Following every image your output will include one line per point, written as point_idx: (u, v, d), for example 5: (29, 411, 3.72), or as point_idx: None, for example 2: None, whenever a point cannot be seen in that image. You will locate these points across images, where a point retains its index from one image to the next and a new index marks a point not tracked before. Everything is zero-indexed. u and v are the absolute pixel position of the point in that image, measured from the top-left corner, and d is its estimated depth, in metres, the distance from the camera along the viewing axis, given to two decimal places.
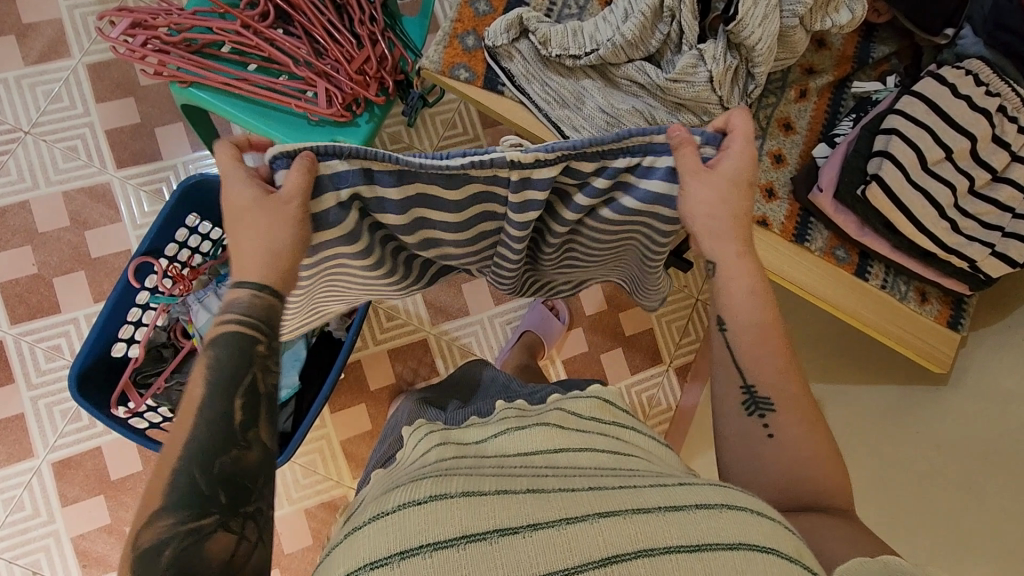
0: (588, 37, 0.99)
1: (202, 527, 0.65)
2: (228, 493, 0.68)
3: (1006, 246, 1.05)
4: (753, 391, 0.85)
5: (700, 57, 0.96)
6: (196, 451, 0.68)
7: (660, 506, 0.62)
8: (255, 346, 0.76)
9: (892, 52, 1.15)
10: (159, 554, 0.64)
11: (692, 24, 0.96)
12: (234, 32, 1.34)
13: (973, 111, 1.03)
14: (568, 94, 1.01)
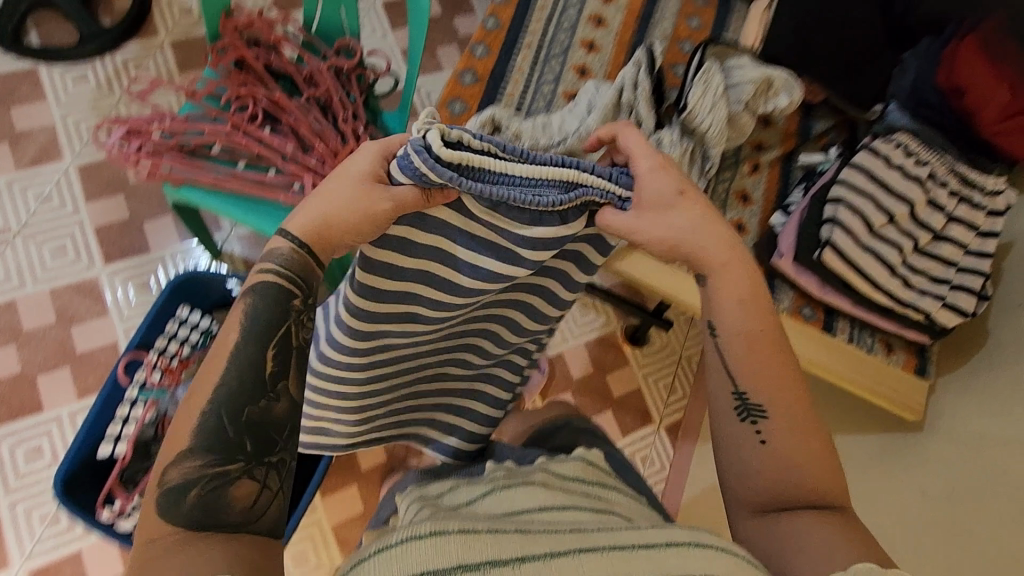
0: (556, 129, 1.10)
1: (229, 472, 0.68)
2: (255, 441, 0.70)
3: (956, 297, 1.12)
4: (744, 397, 0.83)
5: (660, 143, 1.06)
6: (225, 397, 0.70)
7: (630, 544, 0.62)
8: (291, 301, 0.78)
9: (831, 126, 1.26)
10: (184, 495, 0.65)
11: (648, 115, 1.07)
12: (225, 132, 1.42)
13: (906, 179, 1.13)
14: None
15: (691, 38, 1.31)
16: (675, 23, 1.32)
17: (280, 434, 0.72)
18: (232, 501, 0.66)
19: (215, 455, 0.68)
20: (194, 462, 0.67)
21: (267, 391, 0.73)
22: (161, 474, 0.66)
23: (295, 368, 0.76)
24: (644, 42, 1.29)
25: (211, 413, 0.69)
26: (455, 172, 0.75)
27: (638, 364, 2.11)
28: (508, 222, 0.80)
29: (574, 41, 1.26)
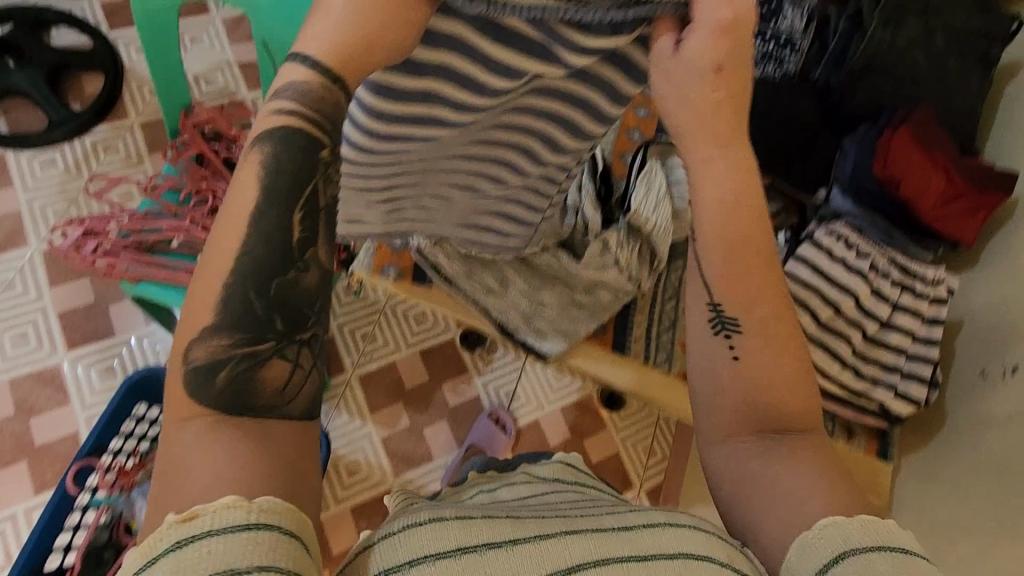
0: None
1: (260, 352, 0.62)
2: (286, 317, 0.63)
3: (907, 386, 1.13)
4: (720, 311, 0.75)
5: (607, 243, 1.07)
6: (249, 271, 0.61)
7: (612, 526, 0.64)
8: (320, 151, 0.65)
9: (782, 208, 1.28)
10: (215, 375, 0.60)
11: (594, 216, 1.10)
12: (186, 229, 1.43)
13: (849, 273, 1.16)
14: (493, 281, 1.10)
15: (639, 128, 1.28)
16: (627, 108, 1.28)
17: (310, 309, 0.65)
18: (265, 381, 0.61)
19: (245, 331, 0.61)
20: (225, 339, 0.60)
21: (294, 261, 0.64)
22: (186, 350, 0.60)
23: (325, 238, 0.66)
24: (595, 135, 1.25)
25: (235, 288, 0.61)
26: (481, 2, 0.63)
27: (616, 428, 2.08)
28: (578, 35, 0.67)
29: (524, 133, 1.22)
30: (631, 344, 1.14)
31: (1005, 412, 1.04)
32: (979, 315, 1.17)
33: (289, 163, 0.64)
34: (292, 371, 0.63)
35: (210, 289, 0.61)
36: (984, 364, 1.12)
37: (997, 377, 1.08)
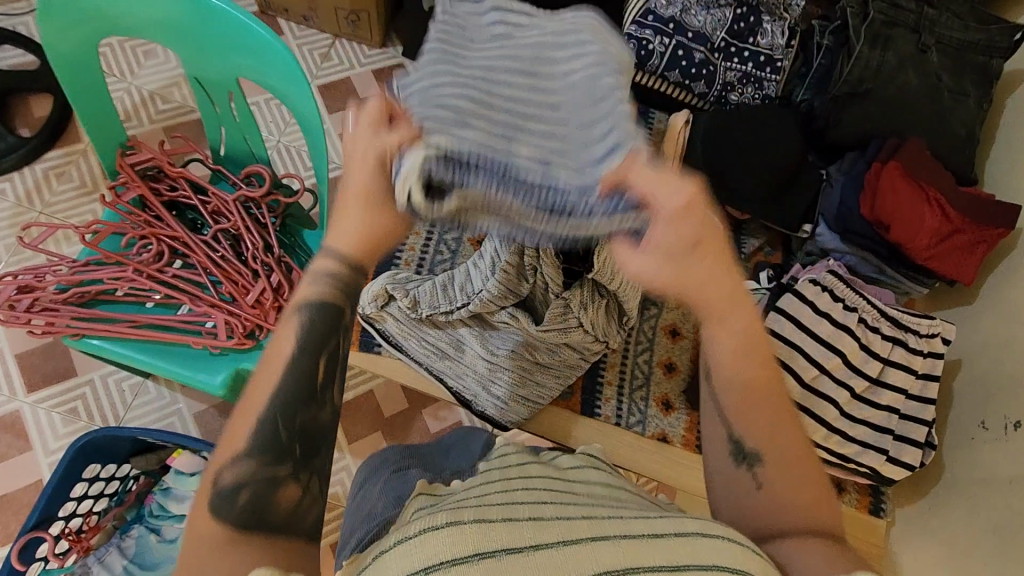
0: (457, 290, 0.99)
1: (278, 475, 0.65)
2: (305, 446, 0.68)
3: (900, 449, 0.99)
4: (739, 440, 0.70)
5: (567, 306, 0.95)
6: (280, 404, 0.67)
7: (642, 534, 0.57)
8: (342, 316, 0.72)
9: (764, 242, 1.18)
10: (235, 499, 0.63)
11: (555, 278, 0.93)
12: (129, 278, 1.34)
13: (835, 327, 1.01)
14: (447, 347, 1.03)
15: None
16: None
17: (316, 447, 0.69)
18: (279, 505, 0.64)
19: (269, 454, 0.65)
20: (250, 463, 0.65)
21: (318, 396, 0.70)
22: (216, 476, 0.64)
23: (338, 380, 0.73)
24: None
25: (268, 420, 0.66)
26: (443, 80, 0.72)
27: None
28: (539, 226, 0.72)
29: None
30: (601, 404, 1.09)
31: (1005, 466, 0.94)
32: (979, 355, 1.07)
33: (311, 330, 0.70)
34: (304, 496, 0.66)
35: (235, 436, 0.66)
36: (985, 411, 1.02)
37: (998, 426, 0.98)
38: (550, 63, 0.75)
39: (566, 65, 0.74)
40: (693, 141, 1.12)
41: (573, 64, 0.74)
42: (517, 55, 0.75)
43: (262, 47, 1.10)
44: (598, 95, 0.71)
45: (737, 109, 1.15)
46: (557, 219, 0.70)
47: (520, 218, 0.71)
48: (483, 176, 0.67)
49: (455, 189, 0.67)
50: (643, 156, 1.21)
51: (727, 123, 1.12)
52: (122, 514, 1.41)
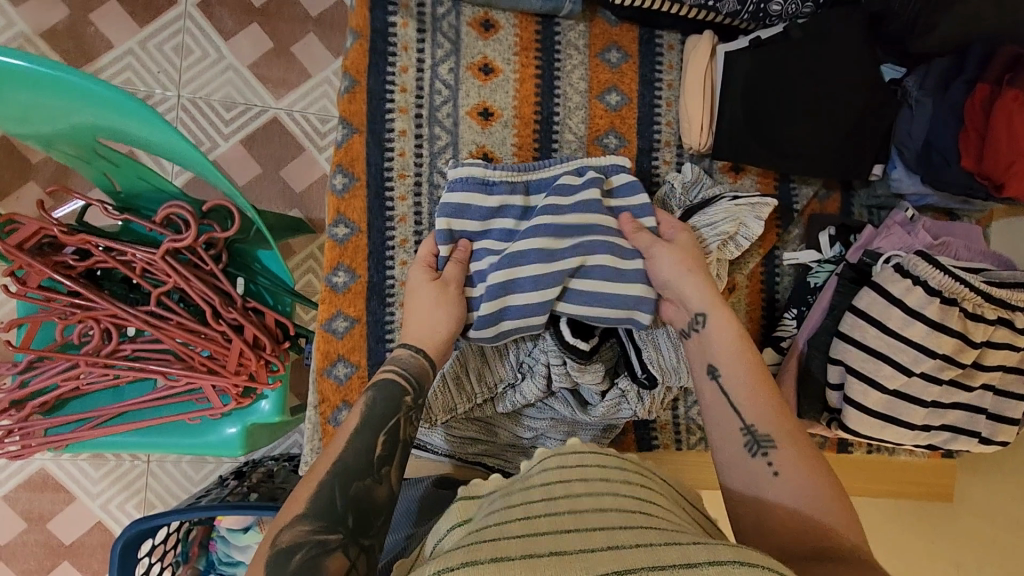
0: (511, 367, 0.82)
1: (330, 540, 0.57)
2: (359, 516, 0.60)
3: (993, 429, 0.85)
4: (754, 430, 0.66)
5: (622, 395, 0.83)
6: (340, 468, 0.62)
7: (674, 562, 0.46)
8: (404, 400, 0.69)
9: (820, 185, 0.94)
10: (289, 558, 0.55)
11: (609, 356, 0.83)
12: (82, 372, 1.14)
13: (932, 326, 0.78)
14: (476, 433, 0.85)
15: (615, 124, 0.90)
16: (587, 101, 0.89)
17: (377, 519, 0.61)
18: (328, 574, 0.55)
19: (324, 520, 0.58)
20: (306, 523, 0.57)
21: (374, 469, 0.63)
22: (273, 533, 0.57)
23: (400, 463, 0.66)
24: (554, 156, 0.88)
25: (325, 483, 0.61)
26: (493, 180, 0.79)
27: None
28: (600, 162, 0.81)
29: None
30: (658, 435, 0.93)
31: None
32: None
33: (377, 409, 0.67)
34: (353, 569, 0.56)
35: (310, 479, 0.62)
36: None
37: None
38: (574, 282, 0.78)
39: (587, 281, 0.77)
40: (726, 86, 0.83)
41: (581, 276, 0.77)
42: (523, 272, 0.76)
43: (102, 102, 0.77)
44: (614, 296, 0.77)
45: (781, 22, 0.83)
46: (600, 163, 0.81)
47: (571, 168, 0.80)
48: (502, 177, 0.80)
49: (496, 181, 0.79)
50: (657, 107, 0.90)
51: (769, 53, 0.82)
52: (194, 566, 1.41)
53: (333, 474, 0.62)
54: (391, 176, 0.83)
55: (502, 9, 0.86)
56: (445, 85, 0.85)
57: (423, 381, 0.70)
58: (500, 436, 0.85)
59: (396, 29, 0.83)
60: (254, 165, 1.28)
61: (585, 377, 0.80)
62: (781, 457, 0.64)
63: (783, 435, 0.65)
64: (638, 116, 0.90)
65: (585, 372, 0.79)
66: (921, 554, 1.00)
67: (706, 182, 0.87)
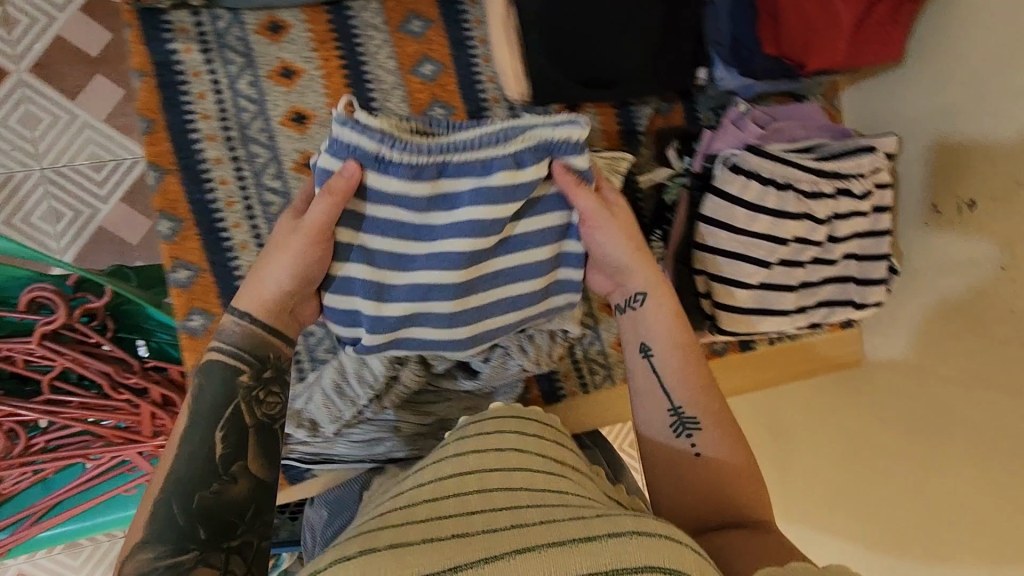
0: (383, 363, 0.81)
1: (183, 561, 0.56)
2: (210, 527, 0.58)
3: (865, 294, 0.88)
4: (680, 412, 0.69)
5: (505, 353, 0.82)
6: (175, 483, 0.59)
7: (570, 540, 0.44)
8: (238, 379, 0.65)
9: (660, 102, 0.94)
10: None
11: None
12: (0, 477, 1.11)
13: (778, 215, 0.79)
14: (377, 435, 0.83)
15: (437, 94, 0.88)
16: (402, 78, 0.87)
17: (241, 518, 0.60)
18: None
19: (169, 543, 0.56)
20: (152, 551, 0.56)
21: (220, 474, 0.61)
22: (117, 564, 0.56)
23: (255, 447, 0.64)
24: None
25: (165, 498, 0.58)
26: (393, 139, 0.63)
27: None
28: (523, 136, 0.65)
29: (297, 186, 0.83)
30: (563, 384, 0.95)
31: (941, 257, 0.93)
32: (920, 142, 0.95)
33: (209, 397, 0.64)
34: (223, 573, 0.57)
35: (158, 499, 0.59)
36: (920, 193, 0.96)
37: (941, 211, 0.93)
38: (491, 291, 0.74)
39: (493, 287, 0.73)
40: (528, 31, 0.81)
41: (498, 293, 0.74)
42: (432, 302, 0.71)
43: None
44: (516, 308, 0.75)
45: None
46: (529, 135, 0.66)
47: (490, 142, 0.65)
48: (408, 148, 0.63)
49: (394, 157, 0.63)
50: (475, 67, 0.89)
51: None
52: None
53: (170, 487, 0.59)
54: (219, 208, 0.81)
55: (287, 7, 0.82)
56: (250, 101, 0.82)
57: (259, 351, 0.66)
58: (405, 433, 0.84)
59: (179, 56, 0.79)
60: (142, 220, 1.13)
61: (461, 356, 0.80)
62: (703, 437, 0.68)
63: (709, 418, 0.69)
64: (459, 80, 0.88)
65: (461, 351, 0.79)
66: (839, 423, 1.04)
67: None
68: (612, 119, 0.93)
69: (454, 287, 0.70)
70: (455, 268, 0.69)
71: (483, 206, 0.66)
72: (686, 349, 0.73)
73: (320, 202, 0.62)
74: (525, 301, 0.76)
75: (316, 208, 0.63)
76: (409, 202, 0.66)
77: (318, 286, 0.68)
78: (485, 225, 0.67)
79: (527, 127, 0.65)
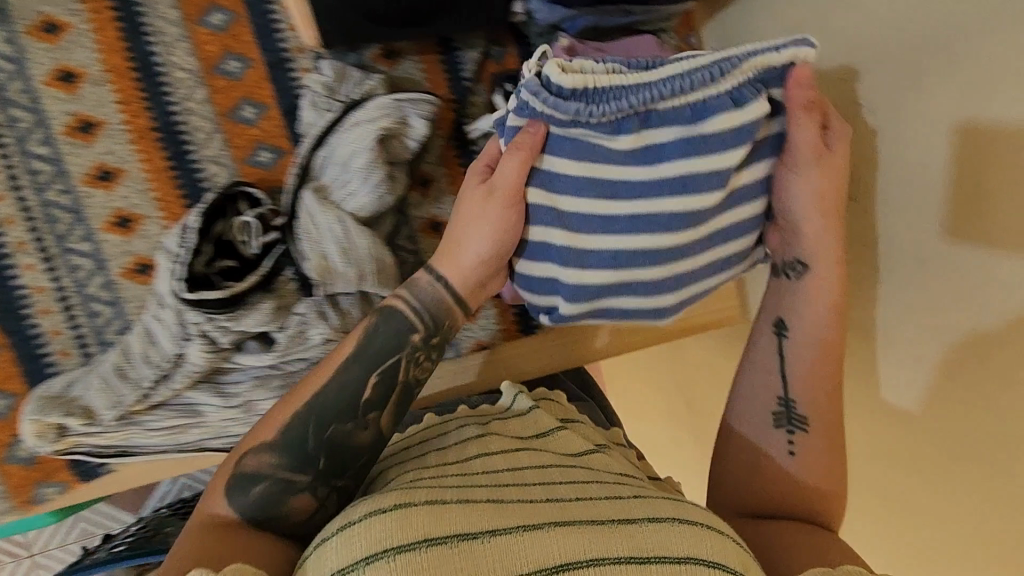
0: (165, 343, 0.73)
1: (295, 481, 0.62)
2: (330, 462, 0.63)
3: None
4: (790, 404, 0.70)
5: (302, 321, 0.74)
6: (315, 409, 0.64)
7: (612, 519, 0.51)
8: (410, 337, 0.68)
9: (487, 44, 0.87)
10: (247, 492, 0.61)
11: (282, 289, 0.75)
12: None
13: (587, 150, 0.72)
14: (180, 419, 0.77)
15: (229, 45, 0.80)
16: (186, 29, 0.78)
17: (354, 462, 0.64)
18: (289, 511, 0.60)
19: (293, 459, 0.62)
20: (274, 457, 0.62)
21: (357, 414, 0.65)
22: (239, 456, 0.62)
23: (392, 406, 0.67)
24: (171, 102, 0.78)
25: (302, 415, 0.64)
26: (582, 99, 0.62)
27: None
28: (761, 57, 0.61)
29: (69, 153, 0.76)
30: None
31: None
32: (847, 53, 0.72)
33: (378, 335, 0.68)
34: (321, 509, 0.61)
35: None
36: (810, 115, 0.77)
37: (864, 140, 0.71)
38: (692, 259, 0.70)
39: (704, 256, 0.70)
40: None
41: (703, 256, 0.70)
42: (631, 271, 0.68)
43: None
44: (695, 281, 0.72)
45: None
46: (754, 52, 0.61)
47: (692, 86, 0.61)
48: (605, 103, 0.61)
49: (598, 110, 0.62)
50: (272, 14, 0.81)
51: None
52: None
53: (313, 411, 0.65)
54: None
55: None
56: (5, 60, 0.74)
57: (437, 318, 0.70)
58: (211, 416, 0.78)
59: None
60: None
61: (244, 327, 0.71)
62: (803, 440, 0.69)
63: (818, 424, 0.69)
64: (254, 31, 0.81)
65: (240, 320, 0.71)
66: None
67: (355, 76, 0.79)
68: (438, 68, 0.87)
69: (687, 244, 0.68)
70: (659, 230, 0.66)
71: (691, 158, 0.64)
72: (829, 347, 0.71)
73: (514, 157, 0.65)
74: (722, 266, 0.74)
75: (508, 165, 0.65)
76: (619, 128, 0.63)
77: (510, 254, 0.70)
78: (688, 181, 0.64)
79: (742, 57, 0.61)
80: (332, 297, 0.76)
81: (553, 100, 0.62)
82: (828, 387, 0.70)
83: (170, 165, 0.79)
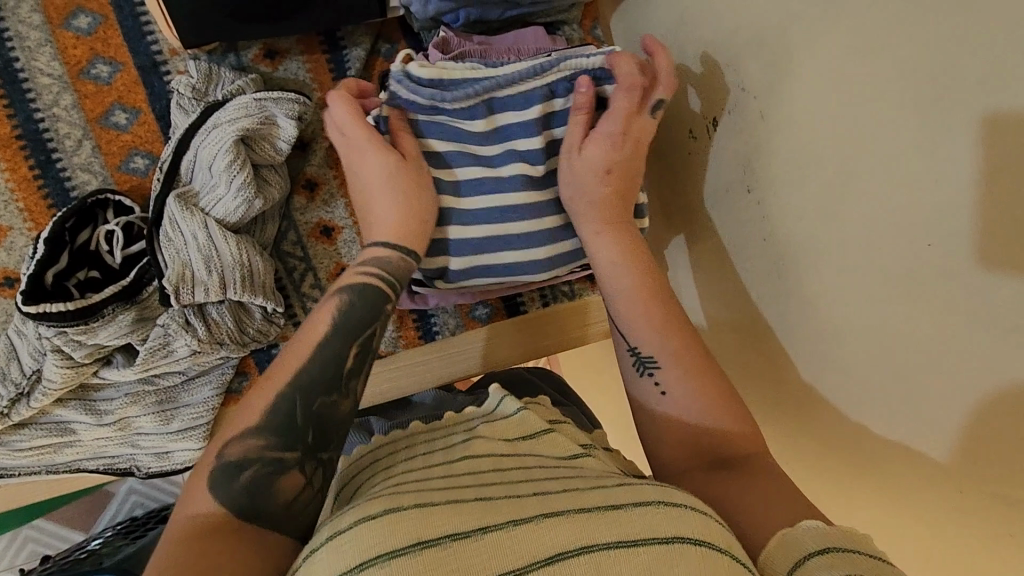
0: (23, 359, 0.70)
1: (284, 459, 0.55)
2: (318, 435, 0.58)
3: None
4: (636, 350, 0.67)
5: (166, 332, 0.72)
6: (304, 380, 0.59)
7: (598, 505, 0.46)
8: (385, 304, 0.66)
9: (374, 41, 0.85)
10: (238, 474, 0.54)
11: (146, 300, 0.73)
12: None
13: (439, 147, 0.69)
14: (48, 439, 0.74)
15: (97, 49, 0.77)
16: (50, 33, 0.76)
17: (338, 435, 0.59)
18: (277, 492, 0.54)
19: (281, 437, 0.56)
20: (259, 436, 0.56)
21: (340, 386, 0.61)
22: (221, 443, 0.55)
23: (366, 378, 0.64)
24: (35, 108, 0.76)
25: (285, 394, 0.58)
26: (440, 84, 0.69)
27: None
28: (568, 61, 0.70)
29: None
30: None
31: (733, 201, 0.72)
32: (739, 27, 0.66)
33: (356, 313, 0.64)
34: (309, 486, 0.55)
35: None
36: (708, 101, 0.73)
37: (755, 132, 0.67)
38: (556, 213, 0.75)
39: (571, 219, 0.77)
40: None
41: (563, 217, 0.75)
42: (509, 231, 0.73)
43: None
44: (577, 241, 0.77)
45: None
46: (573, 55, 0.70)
47: (525, 79, 0.69)
48: (459, 86, 0.69)
49: (452, 88, 0.69)
50: (143, 16, 0.78)
51: None
52: None
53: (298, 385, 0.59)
54: None
55: None
56: None
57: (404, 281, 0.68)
58: (83, 433, 0.75)
59: None
60: None
61: (100, 340, 0.70)
62: (665, 376, 0.65)
63: (666, 355, 0.65)
64: (123, 33, 0.78)
65: (96, 332, 0.69)
66: None
67: (227, 77, 0.78)
68: (324, 67, 0.83)
69: (529, 207, 0.73)
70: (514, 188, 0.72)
71: (521, 135, 0.71)
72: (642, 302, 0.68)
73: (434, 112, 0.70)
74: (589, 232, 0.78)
75: (405, 141, 0.70)
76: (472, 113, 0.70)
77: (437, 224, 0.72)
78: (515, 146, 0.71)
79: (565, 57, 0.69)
80: (199, 306, 0.73)
81: (413, 80, 0.69)
82: (656, 328, 0.67)
83: (36, 174, 0.75)
